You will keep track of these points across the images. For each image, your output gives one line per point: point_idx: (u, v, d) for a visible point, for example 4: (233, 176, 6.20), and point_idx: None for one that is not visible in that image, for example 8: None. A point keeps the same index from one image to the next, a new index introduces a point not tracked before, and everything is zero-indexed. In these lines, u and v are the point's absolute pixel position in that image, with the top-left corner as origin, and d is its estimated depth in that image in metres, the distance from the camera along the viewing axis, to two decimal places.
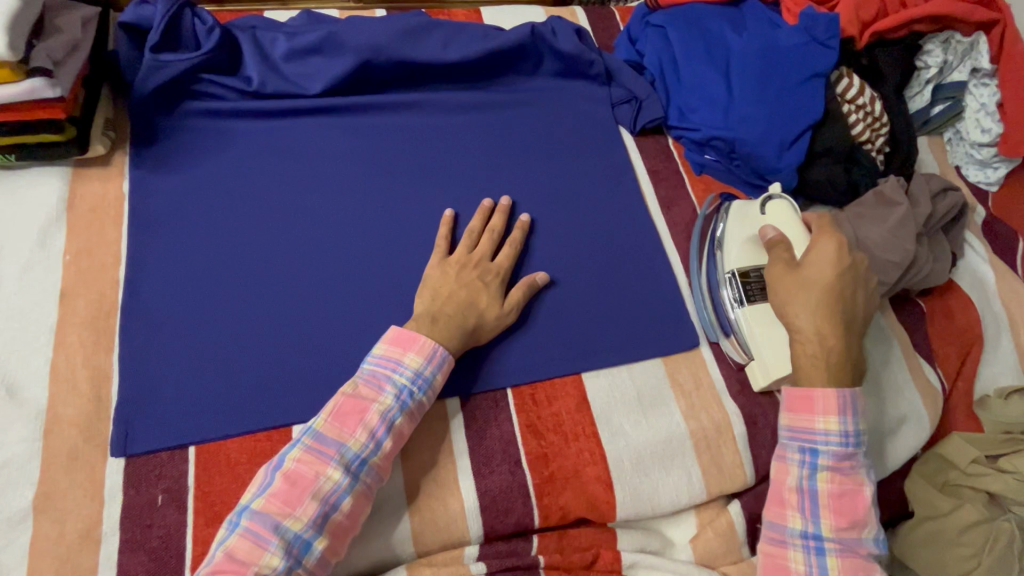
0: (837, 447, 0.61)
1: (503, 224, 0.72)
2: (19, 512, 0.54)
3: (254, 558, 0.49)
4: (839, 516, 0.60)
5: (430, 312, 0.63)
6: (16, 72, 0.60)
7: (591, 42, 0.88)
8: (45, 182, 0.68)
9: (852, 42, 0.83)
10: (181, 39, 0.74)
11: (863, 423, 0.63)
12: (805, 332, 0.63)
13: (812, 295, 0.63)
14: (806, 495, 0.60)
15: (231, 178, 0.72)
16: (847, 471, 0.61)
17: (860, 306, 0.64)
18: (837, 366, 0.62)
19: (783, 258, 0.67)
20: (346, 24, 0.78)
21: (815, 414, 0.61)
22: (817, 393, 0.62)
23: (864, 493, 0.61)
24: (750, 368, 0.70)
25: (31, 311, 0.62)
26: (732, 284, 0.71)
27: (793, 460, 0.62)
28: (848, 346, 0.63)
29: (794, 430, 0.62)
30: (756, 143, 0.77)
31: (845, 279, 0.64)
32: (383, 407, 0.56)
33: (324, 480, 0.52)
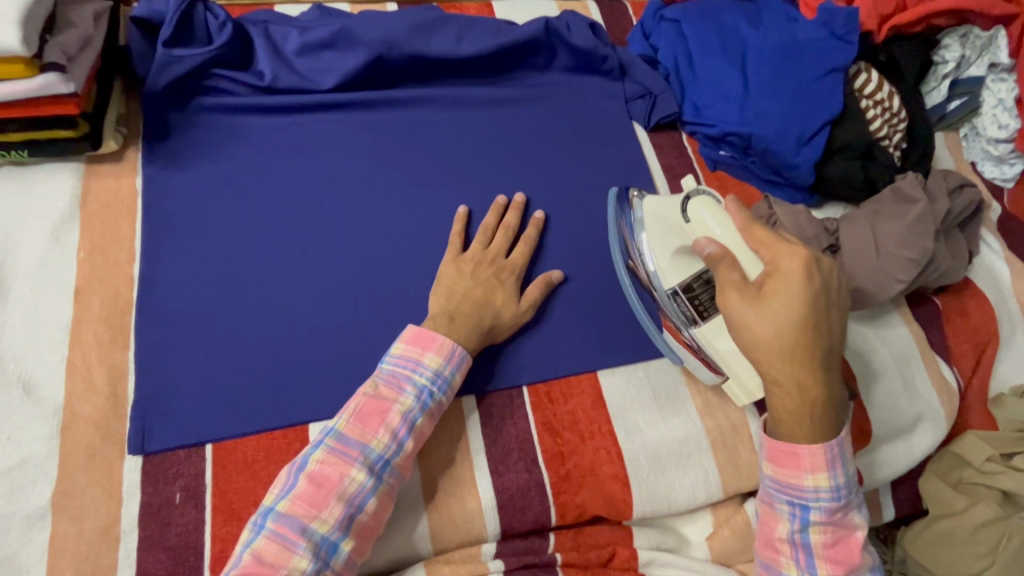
0: (829, 500, 0.55)
1: (517, 221, 0.71)
2: (38, 510, 0.54)
3: (283, 560, 0.49)
4: (835, 566, 0.56)
5: (446, 310, 0.63)
6: (30, 67, 0.59)
7: (605, 36, 0.87)
8: (58, 178, 0.68)
9: (871, 36, 0.83)
10: (192, 33, 0.73)
11: (852, 466, 0.56)
12: (780, 380, 0.53)
13: (782, 336, 0.51)
14: (797, 548, 0.56)
15: (243, 174, 0.71)
16: (840, 520, 0.56)
17: (836, 334, 0.53)
18: (819, 413, 0.53)
19: (734, 282, 0.54)
20: (358, 19, 0.77)
21: (803, 471, 0.54)
22: (802, 449, 0.54)
23: (859, 537, 0.56)
24: (729, 387, 0.64)
25: (47, 309, 0.62)
26: (679, 302, 0.64)
27: (781, 514, 0.57)
28: (829, 386, 0.53)
29: (782, 484, 0.56)
30: (773, 139, 0.76)
31: (817, 307, 0.52)
32: (404, 408, 0.56)
33: (349, 482, 0.52)
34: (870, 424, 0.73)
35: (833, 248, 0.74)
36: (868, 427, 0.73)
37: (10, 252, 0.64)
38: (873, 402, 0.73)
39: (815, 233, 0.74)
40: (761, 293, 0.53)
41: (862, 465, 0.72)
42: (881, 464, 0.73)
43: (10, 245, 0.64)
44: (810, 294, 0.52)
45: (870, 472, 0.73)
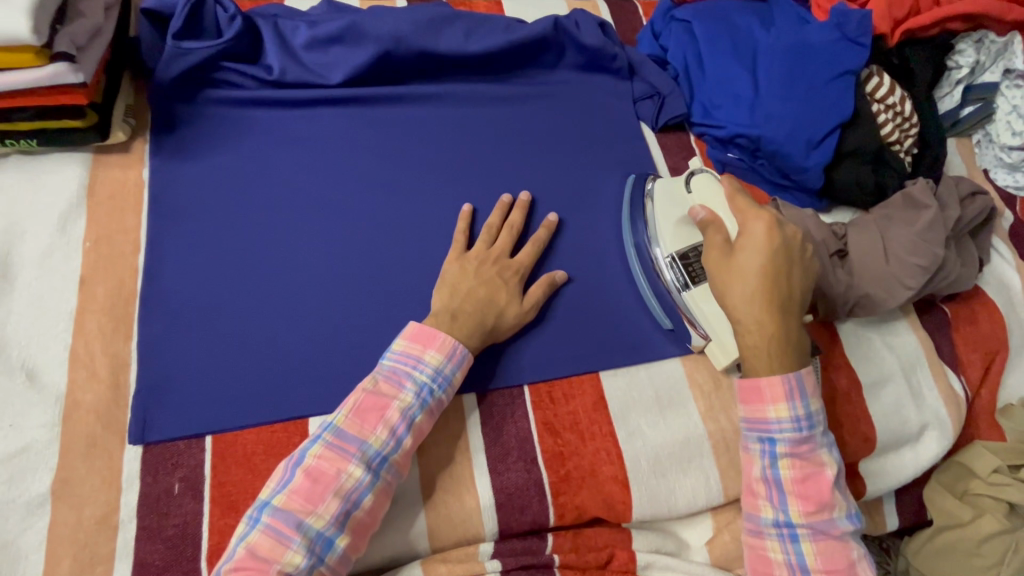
0: (793, 432, 0.59)
1: (522, 219, 0.71)
2: (38, 497, 0.54)
3: (277, 556, 0.49)
4: (806, 501, 0.58)
5: (449, 308, 0.62)
6: (40, 56, 0.59)
7: (615, 35, 0.86)
8: (66, 168, 0.68)
9: (883, 40, 0.81)
10: (202, 26, 0.73)
11: (816, 402, 0.60)
12: (744, 320, 0.60)
13: (745, 283, 0.60)
14: (770, 485, 0.59)
15: (250, 167, 0.71)
16: (807, 455, 0.59)
17: (795, 287, 0.60)
18: (779, 351, 0.59)
19: (717, 243, 0.63)
20: (367, 14, 0.77)
21: (764, 403, 0.59)
22: (763, 381, 0.59)
23: (829, 473, 0.59)
24: (710, 349, 0.68)
25: (52, 297, 0.62)
26: (675, 268, 0.69)
27: (752, 451, 0.60)
28: (787, 332, 0.60)
29: (749, 420, 0.60)
30: (782, 142, 0.75)
31: (777, 261, 0.60)
32: (403, 404, 0.56)
33: (346, 478, 0.52)
34: (876, 433, 0.71)
35: (841, 253, 0.73)
36: (875, 436, 0.71)
37: (17, 240, 0.64)
38: (880, 409, 0.72)
39: (823, 237, 0.73)
40: (733, 250, 0.62)
41: (867, 473, 0.72)
42: (885, 473, 0.72)
43: (17, 233, 0.64)
44: (772, 250, 0.60)
45: (875, 480, 0.72)
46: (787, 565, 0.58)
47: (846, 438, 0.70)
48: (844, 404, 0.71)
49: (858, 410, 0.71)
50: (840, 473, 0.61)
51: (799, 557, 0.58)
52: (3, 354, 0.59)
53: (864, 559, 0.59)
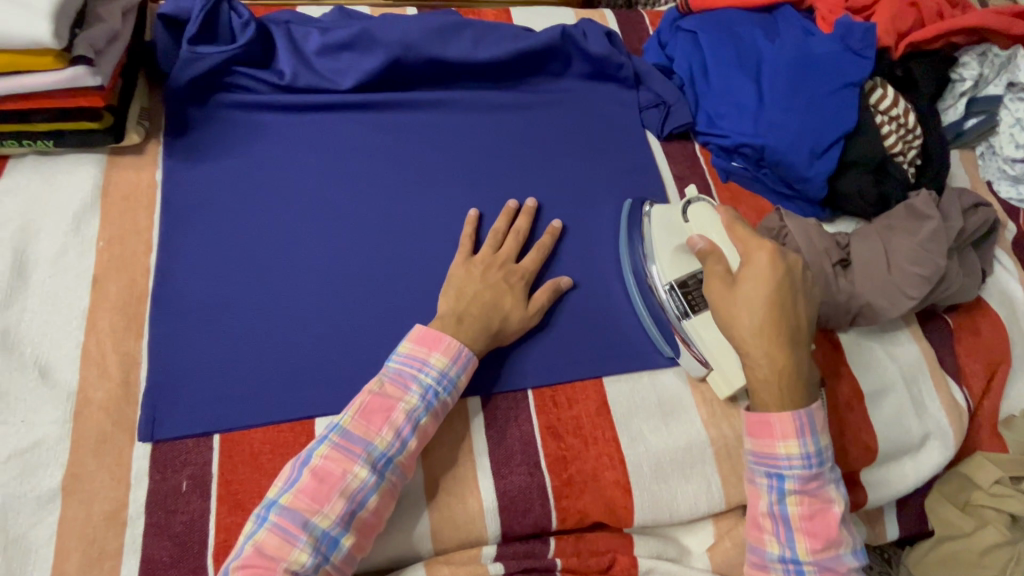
0: (802, 470, 0.59)
1: (527, 226, 0.72)
2: (49, 492, 0.55)
3: (283, 554, 0.50)
4: (813, 539, 0.59)
5: (455, 312, 0.63)
6: (59, 60, 0.61)
7: (621, 45, 0.88)
8: (81, 169, 0.69)
9: (888, 52, 0.82)
10: (217, 31, 0.74)
11: (825, 438, 0.60)
12: (752, 352, 0.60)
13: (752, 314, 0.60)
14: (778, 521, 0.59)
15: (261, 170, 0.72)
16: (815, 491, 0.59)
17: (802, 316, 0.61)
18: (789, 382, 0.59)
19: (718, 273, 0.63)
20: (378, 21, 0.78)
21: (774, 440, 0.59)
22: (773, 418, 0.59)
23: (835, 510, 0.59)
24: (712, 378, 0.68)
25: (65, 295, 0.63)
26: (674, 296, 0.69)
27: (761, 486, 0.60)
28: (797, 362, 0.60)
29: (759, 455, 0.60)
30: (785, 151, 0.76)
31: (783, 291, 0.60)
32: (408, 407, 0.57)
33: (352, 478, 0.53)
34: (877, 442, 0.71)
35: (844, 263, 0.74)
36: (876, 445, 0.71)
37: (31, 239, 0.65)
38: (881, 418, 0.72)
39: (826, 247, 0.73)
40: (736, 280, 0.62)
41: (868, 482, 0.72)
42: (886, 483, 0.73)
43: (32, 231, 0.65)
44: (776, 282, 0.60)
45: (876, 489, 0.72)
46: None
47: (847, 446, 0.71)
48: (845, 412, 0.72)
49: (860, 419, 0.72)
50: (846, 510, 0.61)
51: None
52: (16, 350, 0.60)
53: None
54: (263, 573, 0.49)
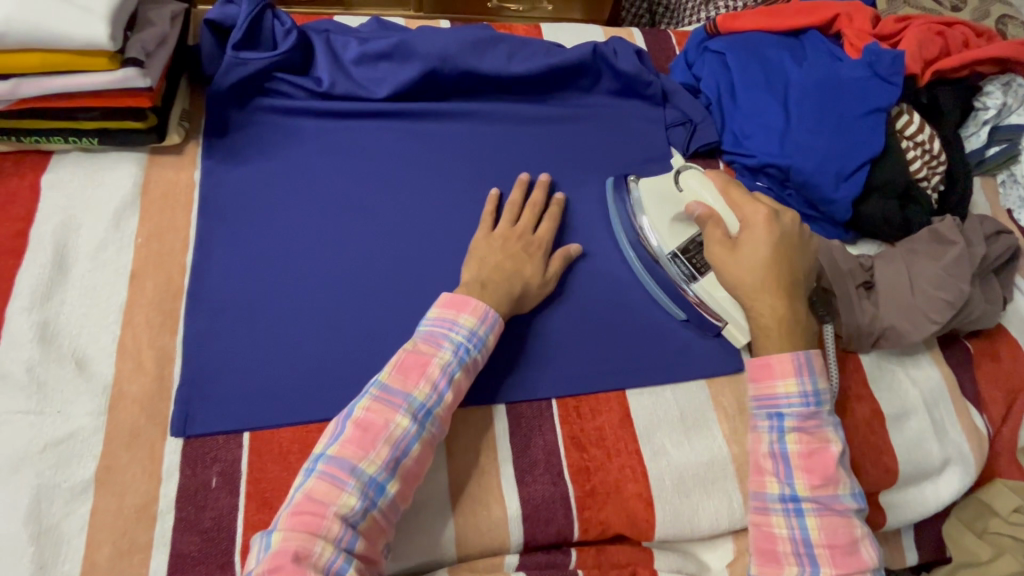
0: (800, 407, 0.62)
1: (542, 198, 0.75)
2: (82, 483, 0.56)
3: (332, 498, 0.51)
4: (812, 475, 0.60)
5: (478, 279, 0.65)
6: (113, 61, 0.63)
7: (650, 63, 0.89)
8: (123, 167, 0.71)
9: (914, 79, 0.83)
10: (260, 38, 0.76)
11: (824, 381, 0.64)
12: (759, 303, 0.66)
13: (753, 271, 0.67)
14: (777, 460, 0.62)
15: (295, 173, 0.74)
16: (813, 431, 0.62)
17: (802, 272, 0.68)
18: (792, 324, 0.65)
19: (718, 237, 0.69)
20: (416, 32, 0.80)
21: (774, 379, 0.63)
22: (773, 358, 0.64)
23: (832, 450, 0.61)
24: (727, 330, 0.72)
25: (103, 289, 0.64)
26: (679, 262, 0.72)
27: (761, 428, 0.63)
28: (796, 311, 0.66)
29: (760, 398, 0.64)
30: (812, 173, 0.77)
31: (781, 249, 0.67)
32: (443, 361, 0.58)
33: (394, 427, 0.54)
34: (898, 465, 0.71)
35: (867, 285, 0.75)
36: (897, 467, 0.71)
37: (72, 233, 0.66)
38: (903, 441, 0.72)
39: (849, 267, 0.75)
40: (735, 243, 0.68)
41: (886, 504, 0.72)
42: (905, 506, 0.73)
43: (73, 226, 0.67)
44: (773, 240, 0.67)
45: (894, 512, 0.72)
46: (792, 540, 0.60)
47: (867, 468, 0.71)
48: (865, 433, 0.72)
49: (881, 442, 0.72)
50: (845, 455, 0.63)
51: (803, 531, 0.59)
52: (55, 342, 0.61)
53: (868, 539, 0.60)
54: (314, 517, 0.50)
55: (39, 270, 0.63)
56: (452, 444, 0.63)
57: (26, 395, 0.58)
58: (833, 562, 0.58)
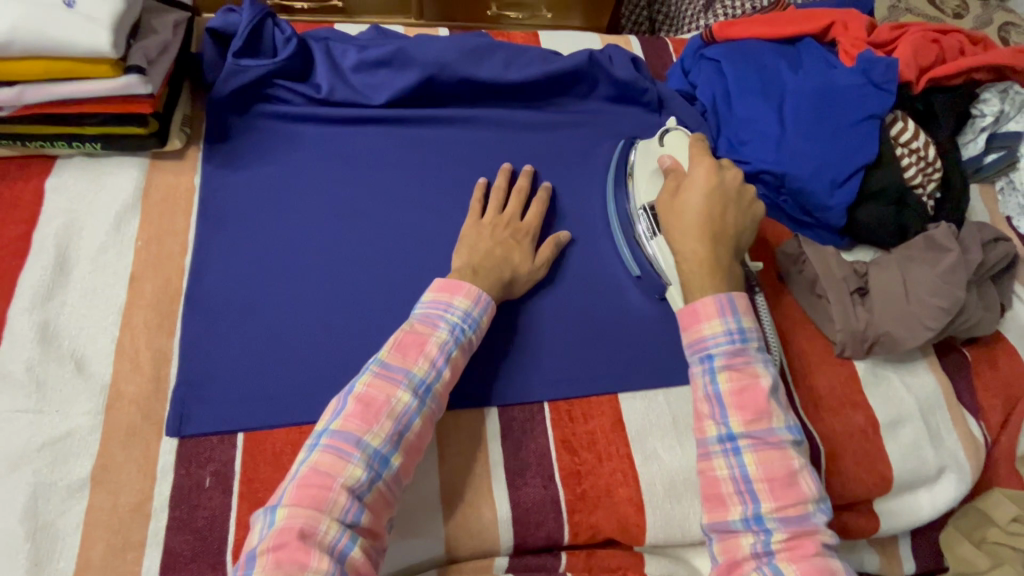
0: (727, 344, 0.60)
1: (528, 183, 0.77)
2: (78, 482, 0.56)
3: (338, 470, 0.51)
4: (744, 411, 0.58)
5: (469, 265, 0.67)
6: (115, 68, 0.64)
7: (646, 71, 0.90)
8: (124, 171, 0.72)
9: (909, 86, 0.83)
10: (260, 45, 0.78)
11: (749, 320, 0.62)
12: (684, 253, 0.68)
13: (686, 222, 0.69)
14: (712, 402, 0.59)
15: (294, 178, 0.75)
16: (742, 366, 0.60)
17: (731, 224, 0.68)
18: (714, 278, 0.65)
19: (669, 188, 0.72)
20: (413, 40, 0.81)
21: (698, 322, 0.62)
22: (698, 303, 0.63)
23: (763, 383, 0.59)
24: (671, 293, 0.72)
25: (103, 291, 0.65)
26: (644, 217, 0.75)
27: (695, 373, 0.61)
28: (718, 255, 0.67)
29: (692, 344, 0.62)
30: (806, 180, 0.77)
31: (714, 198, 0.69)
32: (440, 340, 0.59)
33: (396, 402, 0.55)
34: (893, 471, 0.71)
35: (861, 291, 0.75)
36: (892, 474, 0.71)
37: (74, 236, 0.68)
38: (897, 448, 0.72)
39: (843, 274, 0.75)
40: (680, 193, 0.71)
41: (881, 510, 0.72)
42: (899, 513, 0.72)
43: (75, 229, 0.68)
44: (709, 190, 0.69)
45: (888, 518, 0.72)
46: (732, 479, 0.57)
47: (861, 474, 0.70)
48: (860, 442, 0.71)
49: (875, 447, 0.71)
50: (779, 389, 0.60)
51: (742, 469, 0.57)
52: (55, 342, 0.62)
53: (807, 470, 0.57)
54: (320, 488, 0.50)
55: (41, 271, 0.65)
56: (443, 447, 0.64)
57: (25, 394, 0.59)
58: (774, 495, 0.55)
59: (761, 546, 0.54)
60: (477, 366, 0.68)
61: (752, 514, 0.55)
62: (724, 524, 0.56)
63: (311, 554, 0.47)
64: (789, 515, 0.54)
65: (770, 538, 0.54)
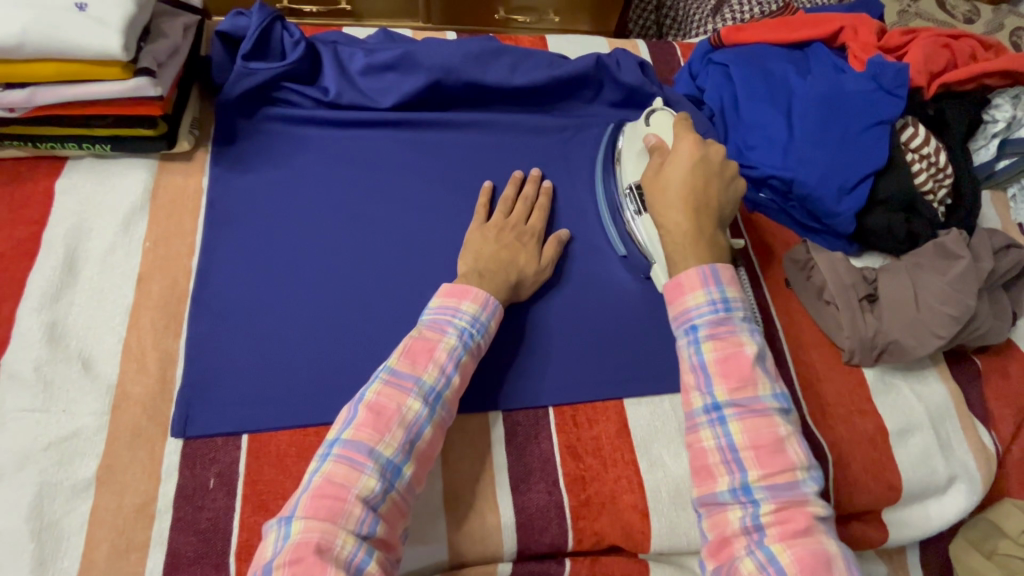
0: (710, 314, 0.60)
1: (534, 192, 0.77)
2: (83, 482, 0.57)
3: (352, 481, 0.51)
4: (728, 379, 0.57)
5: (475, 269, 0.67)
6: (126, 71, 0.65)
7: (653, 76, 0.89)
8: (133, 173, 0.73)
9: (919, 92, 0.83)
10: (269, 49, 0.78)
11: (734, 290, 0.62)
12: (668, 222, 0.66)
13: (669, 195, 0.67)
14: (698, 372, 0.58)
15: (300, 180, 0.75)
16: (726, 335, 0.59)
17: (715, 198, 0.67)
18: (699, 244, 0.64)
19: (654, 164, 0.70)
20: (421, 44, 0.81)
21: (683, 293, 0.62)
22: (681, 275, 0.62)
23: (747, 351, 0.58)
24: (654, 271, 0.73)
25: (111, 291, 0.66)
26: (632, 196, 0.75)
27: (680, 345, 0.61)
28: (703, 228, 0.65)
29: (676, 317, 0.62)
30: (815, 185, 0.76)
31: (698, 174, 0.67)
32: (449, 345, 0.59)
33: (406, 410, 0.55)
34: (902, 481, 0.70)
35: (871, 298, 0.74)
36: (903, 484, 0.70)
37: (83, 236, 0.68)
38: (907, 457, 0.71)
39: (853, 280, 0.74)
40: (665, 167, 0.69)
41: (889, 520, 0.71)
42: (908, 523, 0.71)
43: (84, 230, 0.69)
44: (692, 166, 0.67)
45: (897, 528, 0.71)
46: (719, 450, 0.56)
47: (870, 484, 0.69)
48: (869, 450, 0.70)
49: (884, 458, 0.70)
50: (765, 357, 0.60)
51: (728, 438, 0.56)
52: (62, 342, 0.62)
53: (795, 438, 0.56)
54: (334, 500, 0.50)
55: (50, 272, 0.65)
56: (448, 451, 0.64)
57: (33, 393, 0.59)
58: (760, 464, 0.54)
59: (751, 520, 0.53)
60: (483, 370, 0.67)
61: (739, 485, 0.54)
62: (712, 497, 0.55)
63: (327, 568, 0.46)
64: (775, 484, 0.53)
65: (758, 510, 0.53)
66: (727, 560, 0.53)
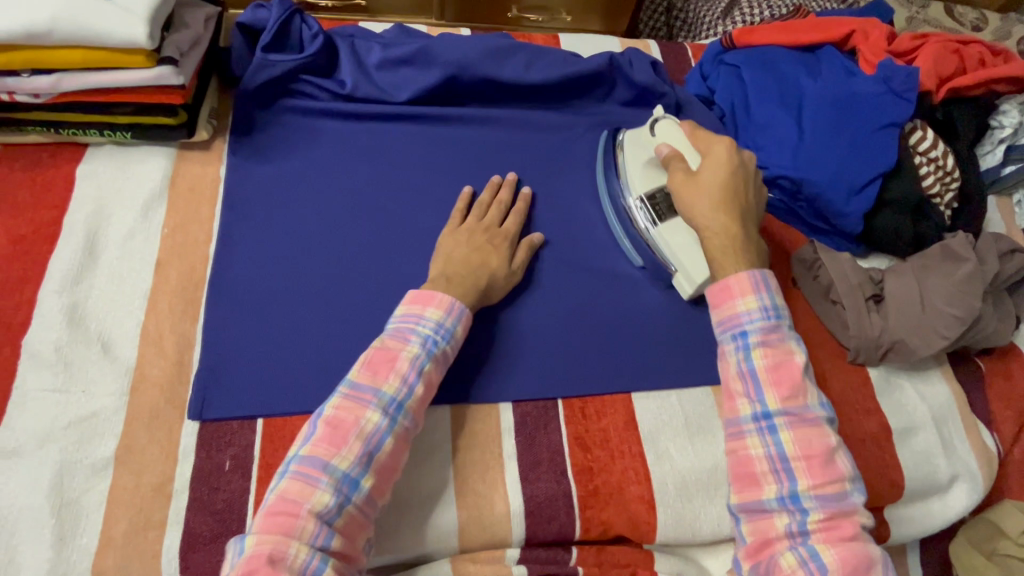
0: (761, 321, 0.61)
1: (509, 197, 0.76)
2: (102, 461, 0.58)
3: (306, 496, 0.51)
4: (779, 386, 0.58)
5: (488, 262, 0.68)
6: (149, 59, 0.66)
7: (665, 75, 0.90)
8: (153, 160, 0.74)
9: (928, 95, 0.83)
10: (288, 41, 0.79)
11: (781, 298, 0.63)
12: (709, 227, 0.66)
13: (711, 196, 0.66)
14: (746, 379, 0.59)
15: (315, 172, 0.76)
16: (777, 344, 0.60)
17: (752, 200, 0.68)
18: (741, 250, 0.65)
19: (680, 171, 0.69)
20: (437, 39, 0.82)
21: (732, 299, 0.62)
22: (731, 279, 0.63)
23: (797, 360, 0.59)
24: (676, 278, 0.74)
25: (130, 275, 0.67)
26: (643, 208, 0.75)
27: (728, 350, 0.61)
28: (748, 231, 0.66)
29: (723, 322, 0.63)
30: (824, 186, 0.78)
31: (736, 176, 0.68)
32: (409, 355, 0.59)
33: (365, 422, 0.55)
34: (904, 479, 0.71)
35: (877, 298, 0.75)
36: (905, 482, 0.71)
37: (103, 221, 0.69)
38: (909, 455, 0.72)
39: (860, 280, 0.75)
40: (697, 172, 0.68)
41: (892, 517, 0.71)
42: (910, 520, 0.72)
43: (104, 215, 0.70)
44: (731, 167, 0.67)
45: (900, 527, 0.72)
46: (767, 458, 0.57)
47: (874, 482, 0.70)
48: (874, 449, 0.71)
49: (887, 455, 0.71)
50: (811, 367, 0.61)
51: (779, 447, 0.56)
52: (82, 324, 0.63)
53: (842, 449, 0.57)
54: (287, 516, 0.50)
55: (70, 255, 0.66)
56: (458, 439, 0.65)
57: (54, 373, 0.61)
58: (810, 473, 0.55)
59: (796, 526, 0.54)
60: (493, 361, 0.69)
61: (788, 493, 0.55)
62: (757, 503, 0.56)
63: None
64: (825, 494, 0.54)
65: (807, 517, 0.54)
66: (768, 563, 0.54)
